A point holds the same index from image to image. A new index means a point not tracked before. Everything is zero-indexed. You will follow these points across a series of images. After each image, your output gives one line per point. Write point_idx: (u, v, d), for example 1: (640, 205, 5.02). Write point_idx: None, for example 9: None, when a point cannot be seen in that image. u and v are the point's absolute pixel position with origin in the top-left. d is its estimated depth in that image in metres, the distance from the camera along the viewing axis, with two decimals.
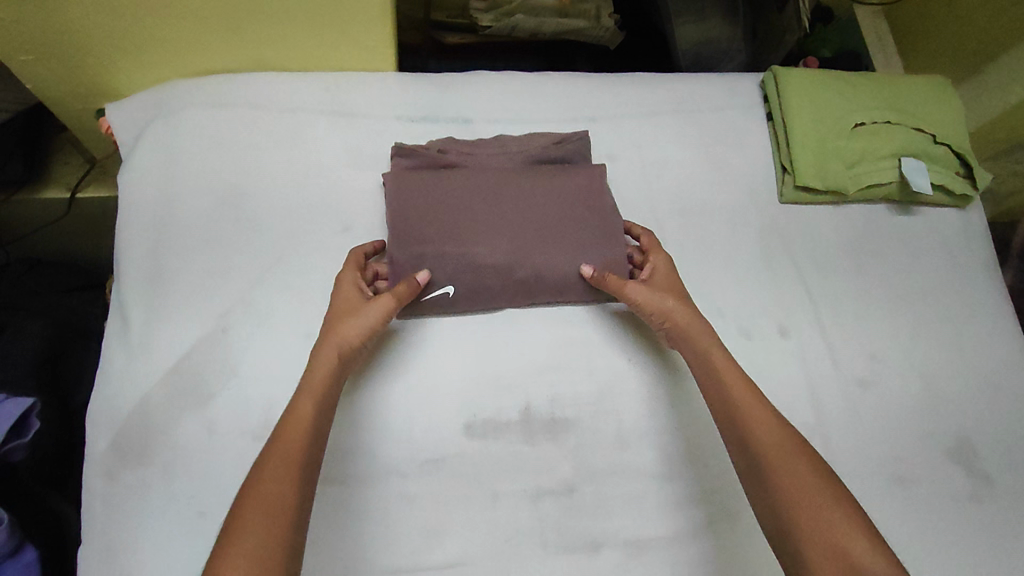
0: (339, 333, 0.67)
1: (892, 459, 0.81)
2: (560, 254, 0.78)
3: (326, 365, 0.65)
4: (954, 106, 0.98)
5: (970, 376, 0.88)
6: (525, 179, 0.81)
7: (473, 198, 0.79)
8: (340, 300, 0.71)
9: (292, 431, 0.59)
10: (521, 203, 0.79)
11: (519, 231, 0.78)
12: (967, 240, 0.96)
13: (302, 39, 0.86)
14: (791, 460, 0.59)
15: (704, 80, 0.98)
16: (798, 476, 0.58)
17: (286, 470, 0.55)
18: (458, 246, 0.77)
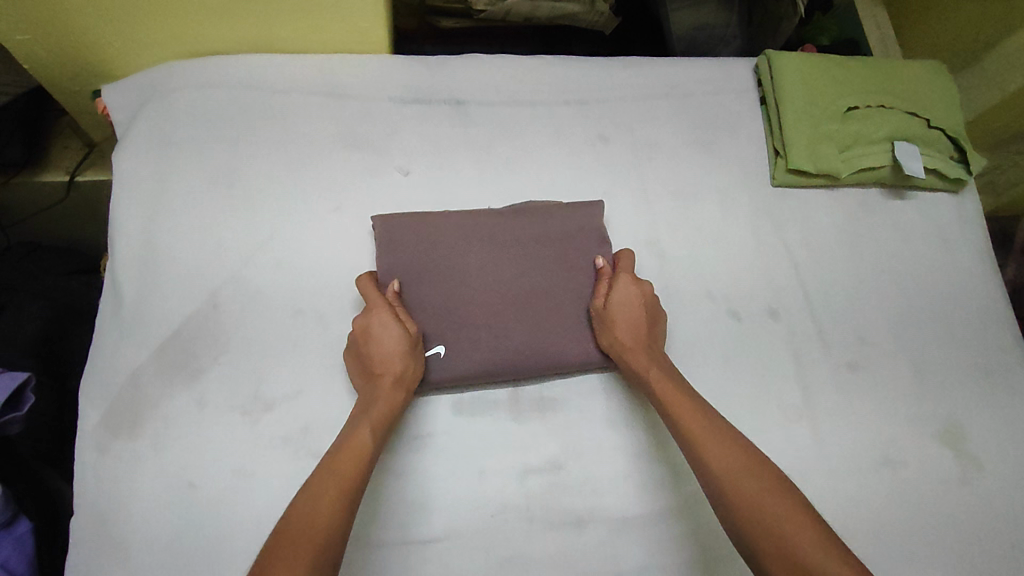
0: (397, 370, 0.69)
1: (881, 441, 0.81)
2: (545, 313, 0.77)
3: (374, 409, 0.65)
4: (950, 91, 0.97)
5: (962, 361, 0.87)
6: (509, 243, 0.79)
7: (465, 248, 0.78)
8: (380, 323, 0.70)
9: (342, 465, 0.59)
10: (508, 260, 0.78)
11: (506, 290, 0.77)
12: (960, 225, 0.95)
13: (295, 22, 0.87)
14: (722, 450, 0.61)
15: (697, 63, 0.98)
16: (729, 469, 0.59)
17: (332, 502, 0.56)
18: (442, 331, 0.74)
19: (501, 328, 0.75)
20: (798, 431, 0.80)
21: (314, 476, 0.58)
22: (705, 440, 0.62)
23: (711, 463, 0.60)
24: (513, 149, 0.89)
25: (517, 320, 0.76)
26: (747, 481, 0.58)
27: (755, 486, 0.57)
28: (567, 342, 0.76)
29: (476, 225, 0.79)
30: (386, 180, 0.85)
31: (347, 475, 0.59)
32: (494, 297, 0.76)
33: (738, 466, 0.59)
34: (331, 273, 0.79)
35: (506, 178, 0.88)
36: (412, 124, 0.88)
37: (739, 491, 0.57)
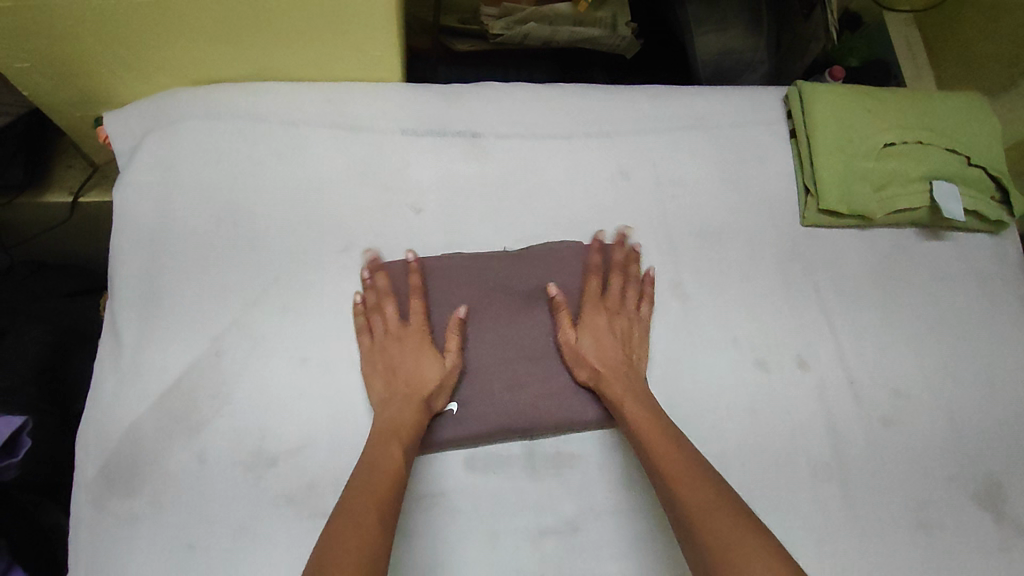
0: (417, 383, 0.69)
1: (915, 502, 0.77)
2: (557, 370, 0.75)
3: (401, 429, 0.66)
4: (992, 127, 0.92)
5: (1000, 416, 0.83)
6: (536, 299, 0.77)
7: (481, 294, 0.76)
8: (394, 346, 0.72)
9: (382, 475, 0.60)
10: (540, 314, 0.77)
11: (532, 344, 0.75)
12: (1000, 268, 0.91)
13: (305, 49, 0.83)
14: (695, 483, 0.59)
15: (724, 94, 0.94)
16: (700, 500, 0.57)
17: (372, 510, 0.56)
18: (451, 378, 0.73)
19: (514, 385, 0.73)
20: (828, 492, 0.76)
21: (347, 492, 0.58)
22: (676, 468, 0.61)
23: (685, 497, 0.58)
24: (530, 185, 0.85)
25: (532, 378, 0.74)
26: (717, 511, 0.55)
27: (724, 515, 0.54)
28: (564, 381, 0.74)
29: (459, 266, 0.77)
30: (397, 218, 0.81)
31: (384, 487, 0.59)
32: (507, 351, 0.74)
33: (710, 497, 0.57)
34: (338, 318, 0.75)
35: (522, 216, 0.84)
36: (425, 157, 0.84)
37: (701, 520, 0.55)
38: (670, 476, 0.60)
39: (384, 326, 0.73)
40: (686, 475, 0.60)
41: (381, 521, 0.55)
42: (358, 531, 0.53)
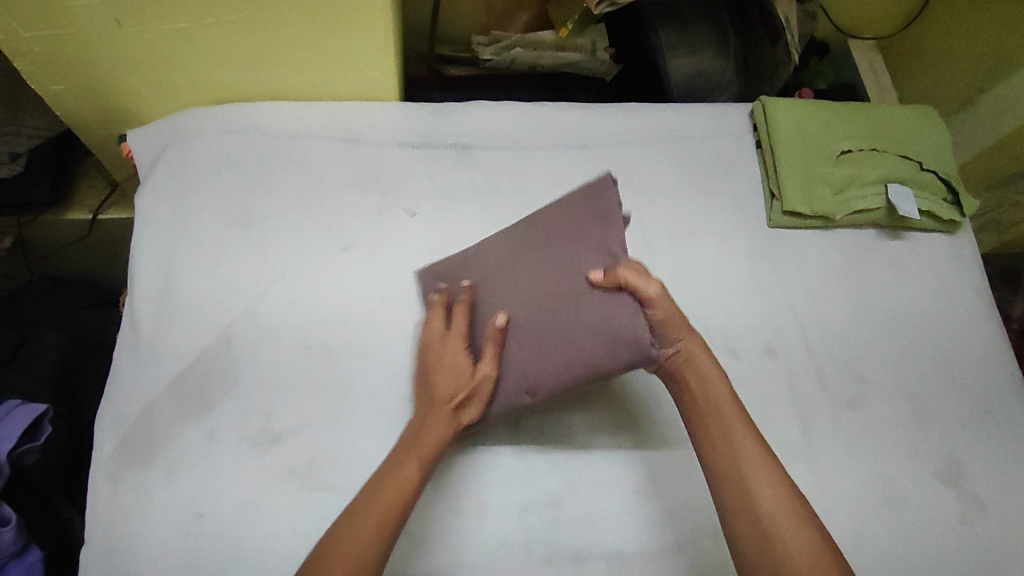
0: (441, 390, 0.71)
1: (880, 479, 0.81)
2: (578, 319, 0.68)
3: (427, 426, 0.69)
4: (941, 137, 1.00)
5: (960, 400, 0.88)
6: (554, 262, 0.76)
7: (508, 264, 0.75)
8: (430, 350, 0.74)
9: (394, 484, 0.63)
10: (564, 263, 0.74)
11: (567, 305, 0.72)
12: (956, 264, 0.97)
13: (311, 71, 0.92)
14: (767, 478, 0.59)
15: (694, 109, 1.02)
16: (768, 497, 0.58)
17: (376, 526, 0.60)
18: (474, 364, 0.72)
19: (541, 347, 0.70)
20: (798, 470, 0.80)
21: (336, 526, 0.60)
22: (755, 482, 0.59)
23: (766, 510, 0.58)
24: (516, 191, 0.93)
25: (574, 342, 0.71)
26: (785, 513, 0.57)
27: (787, 517, 0.57)
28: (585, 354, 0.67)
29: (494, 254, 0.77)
30: (395, 221, 0.89)
31: (395, 500, 0.62)
32: (529, 312, 0.71)
33: (779, 494, 0.58)
34: (339, 309, 0.82)
35: (510, 219, 0.91)
36: (421, 167, 0.92)
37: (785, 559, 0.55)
38: (739, 466, 0.60)
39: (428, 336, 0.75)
40: (758, 468, 0.60)
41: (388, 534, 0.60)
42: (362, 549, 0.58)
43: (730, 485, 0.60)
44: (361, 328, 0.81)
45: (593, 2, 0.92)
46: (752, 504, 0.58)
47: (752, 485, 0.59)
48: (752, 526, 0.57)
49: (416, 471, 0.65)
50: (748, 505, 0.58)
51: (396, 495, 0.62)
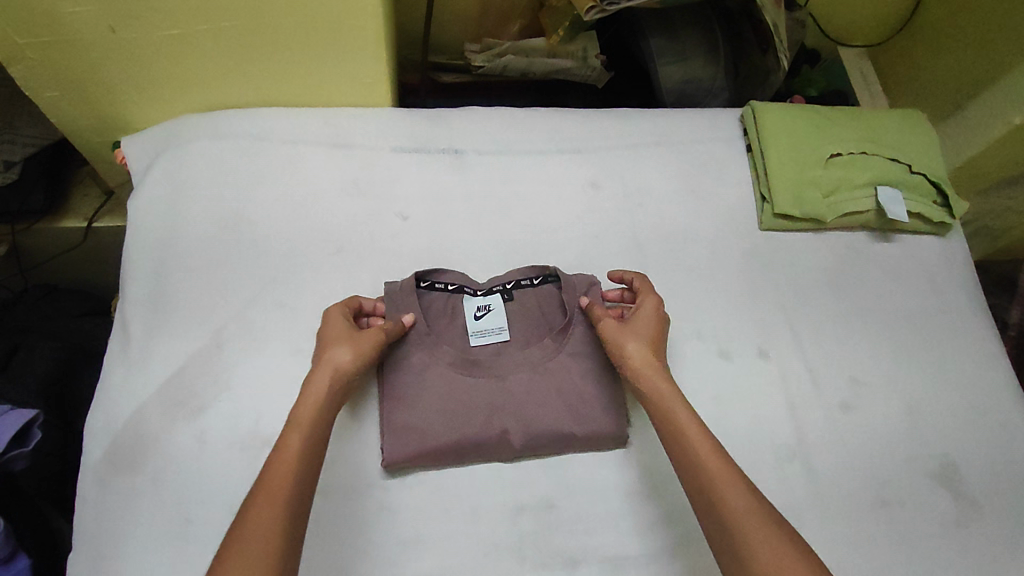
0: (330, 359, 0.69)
1: (875, 482, 0.81)
2: (439, 408, 0.75)
3: (314, 404, 0.66)
4: (929, 140, 1.01)
5: (954, 401, 0.87)
6: (484, 331, 0.81)
7: (427, 345, 0.77)
8: (327, 334, 0.72)
9: (279, 469, 0.59)
10: (502, 339, 0.81)
11: (519, 361, 0.78)
12: (947, 266, 0.97)
13: (304, 78, 0.93)
14: (736, 487, 0.60)
15: (684, 114, 1.03)
16: (740, 506, 0.58)
17: (272, 514, 0.55)
18: (439, 431, 0.74)
19: (449, 417, 0.74)
20: (791, 470, 0.80)
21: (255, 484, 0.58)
22: (719, 479, 0.61)
23: (728, 502, 0.59)
24: (508, 196, 0.94)
25: (522, 392, 0.76)
26: (756, 520, 0.57)
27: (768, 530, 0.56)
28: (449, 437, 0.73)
29: (421, 337, 0.78)
30: (386, 226, 0.89)
31: (284, 478, 0.58)
32: (439, 395, 0.75)
33: (748, 501, 0.59)
34: None
35: (502, 224, 0.92)
36: (413, 172, 0.93)
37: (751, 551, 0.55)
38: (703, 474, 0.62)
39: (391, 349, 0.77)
40: (727, 478, 0.61)
41: (282, 535, 0.55)
42: (263, 527, 0.54)
43: (701, 491, 0.61)
44: None
45: (583, 8, 0.92)
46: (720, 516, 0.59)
47: (724, 494, 0.60)
48: (724, 534, 0.58)
49: (297, 452, 0.61)
50: (718, 513, 0.59)
51: (282, 486, 0.58)
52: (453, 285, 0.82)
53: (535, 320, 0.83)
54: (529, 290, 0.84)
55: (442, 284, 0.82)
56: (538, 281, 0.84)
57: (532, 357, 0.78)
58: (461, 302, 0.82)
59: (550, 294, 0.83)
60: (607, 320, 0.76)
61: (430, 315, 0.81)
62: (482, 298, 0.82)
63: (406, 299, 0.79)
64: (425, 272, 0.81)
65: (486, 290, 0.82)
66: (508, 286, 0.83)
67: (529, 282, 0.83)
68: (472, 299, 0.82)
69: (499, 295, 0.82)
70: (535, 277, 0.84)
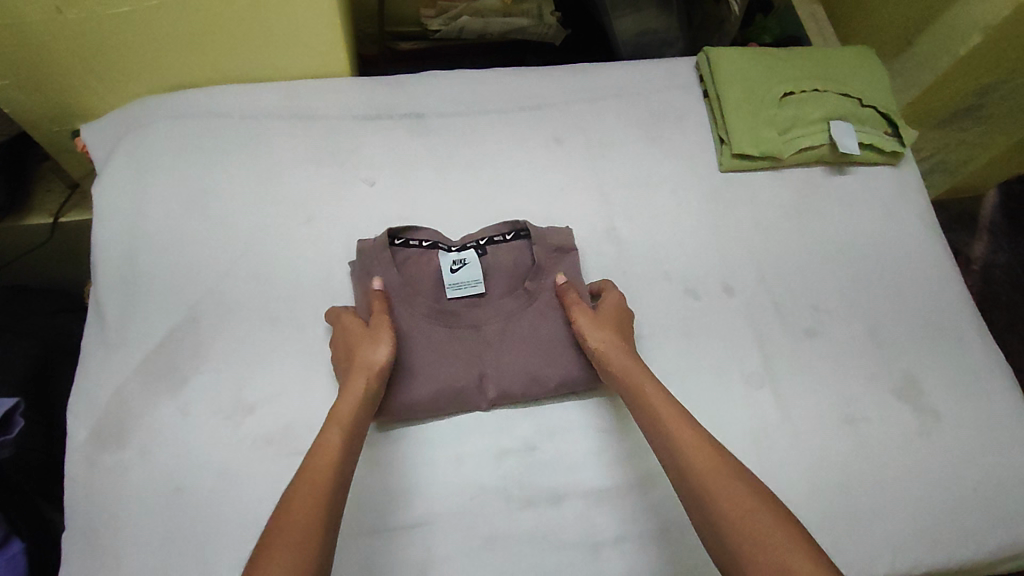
0: (363, 362, 0.72)
1: (841, 401, 0.84)
2: (429, 355, 0.77)
3: (354, 399, 0.69)
4: (878, 74, 1.04)
5: (912, 320, 0.91)
6: (461, 283, 0.81)
7: (404, 295, 0.79)
8: (353, 339, 0.75)
9: (319, 465, 0.62)
10: (479, 292, 0.82)
11: (495, 311, 0.80)
12: (902, 193, 1.01)
13: (260, 52, 0.92)
14: (689, 435, 0.66)
15: (642, 65, 1.05)
16: (725, 487, 0.61)
17: (313, 508, 0.58)
18: (429, 386, 0.76)
19: (433, 361, 0.77)
20: (761, 396, 0.83)
21: (289, 489, 0.60)
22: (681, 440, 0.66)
23: (690, 454, 0.64)
24: (474, 156, 0.95)
25: (499, 341, 0.79)
26: (717, 471, 0.62)
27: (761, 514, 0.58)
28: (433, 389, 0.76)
29: (399, 285, 0.80)
30: (355, 192, 0.90)
31: (325, 475, 0.61)
32: (424, 346, 0.78)
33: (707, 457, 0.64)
34: (306, 280, 0.83)
35: (469, 182, 0.93)
36: (378, 139, 0.94)
37: (726, 502, 0.60)
38: (688, 463, 0.64)
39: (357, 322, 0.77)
40: (709, 455, 0.64)
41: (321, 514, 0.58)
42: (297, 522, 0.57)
43: (668, 448, 0.66)
44: (329, 298, 0.83)
45: None
46: (709, 497, 0.61)
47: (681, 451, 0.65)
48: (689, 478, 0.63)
49: (334, 447, 0.64)
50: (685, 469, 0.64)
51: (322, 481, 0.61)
52: (427, 242, 0.83)
53: (510, 270, 0.84)
54: (503, 246, 0.84)
55: (417, 241, 0.83)
56: (510, 236, 0.85)
57: (507, 307, 0.81)
58: (437, 257, 0.83)
59: (522, 249, 0.84)
60: (579, 304, 0.79)
61: (406, 270, 0.82)
62: (457, 253, 0.82)
63: (376, 258, 0.80)
64: (398, 231, 0.83)
65: (460, 246, 0.83)
66: (482, 242, 0.84)
67: (502, 237, 0.85)
68: (447, 254, 0.82)
69: (473, 250, 0.83)
70: (508, 233, 0.85)
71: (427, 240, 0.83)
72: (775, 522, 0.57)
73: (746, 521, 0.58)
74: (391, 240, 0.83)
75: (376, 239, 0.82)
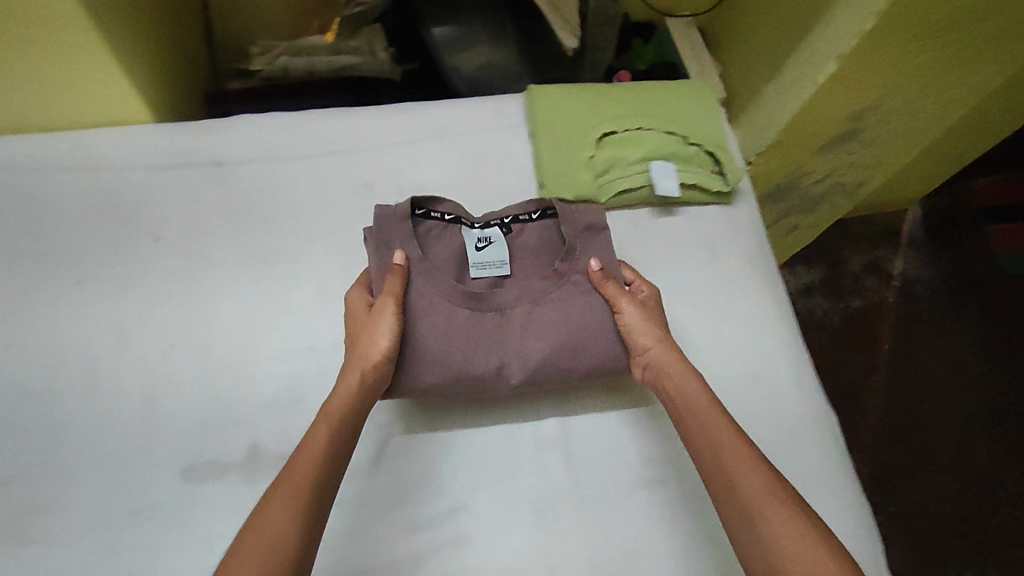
0: (363, 352, 0.74)
1: (638, 462, 0.81)
2: (472, 330, 0.78)
3: (347, 392, 0.73)
4: (708, 110, 1.01)
5: (727, 371, 0.87)
6: (485, 263, 0.84)
7: (432, 271, 0.81)
8: (354, 325, 0.77)
9: (304, 459, 0.67)
10: (504, 273, 0.85)
11: (522, 292, 0.81)
12: (731, 236, 0.96)
13: (41, 95, 0.88)
14: (736, 449, 0.69)
15: (467, 104, 1.01)
16: (773, 515, 0.63)
17: (290, 506, 0.63)
18: (438, 371, 0.77)
19: (447, 336, 0.78)
20: (551, 459, 0.80)
21: (273, 483, 0.65)
22: (721, 458, 0.69)
23: (722, 472, 0.68)
24: (276, 208, 0.91)
25: (523, 325, 0.80)
26: (763, 498, 0.65)
27: (769, 500, 0.64)
28: (468, 369, 0.77)
29: (423, 259, 0.81)
30: (139, 250, 0.87)
31: (306, 478, 0.65)
32: (433, 330, 0.78)
33: (759, 481, 0.66)
34: (74, 348, 0.81)
35: (266, 236, 0.90)
36: (171, 191, 0.90)
37: (765, 526, 0.63)
38: (712, 473, 0.69)
39: (360, 303, 0.79)
40: (762, 471, 0.67)
41: (304, 518, 0.62)
42: (279, 523, 0.61)
43: (716, 463, 0.69)
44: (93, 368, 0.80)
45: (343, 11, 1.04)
46: (758, 520, 0.64)
47: (729, 464, 0.68)
48: (735, 498, 0.66)
49: (321, 446, 0.68)
50: (734, 490, 0.66)
51: (306, 479, 0.65)
52: (450, 216, 0.86)
53: (539, 247, 0.87)
54: (527, 225, 0.88)
55: (437, 214, 0.86)
56: (536, 215, 0.89)
57: (534, 291, 0.82)
58: (459, 233, 0.86)
59: (551, 227, 0.88)
60: (624, 298, 0.80)
61: (427, 244, 0.84)
62: (481, 231, 0.86)
63: (390, 225, 0.82)
64: (422, 199, 0.85)
65: (484, 224, 0.86)
66: (507, 220, 0.88)
67: (528, 216, 0.88)
68: (470, 231, 0.86)
69: (497, 228, 0.87)
70: (535, 210, 0.89)
71: (450, 211, 0.86)
72: (802, 540, 0.61)
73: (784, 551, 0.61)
74: (413, 210, 0.85)
75: (390, 207, 0.84)
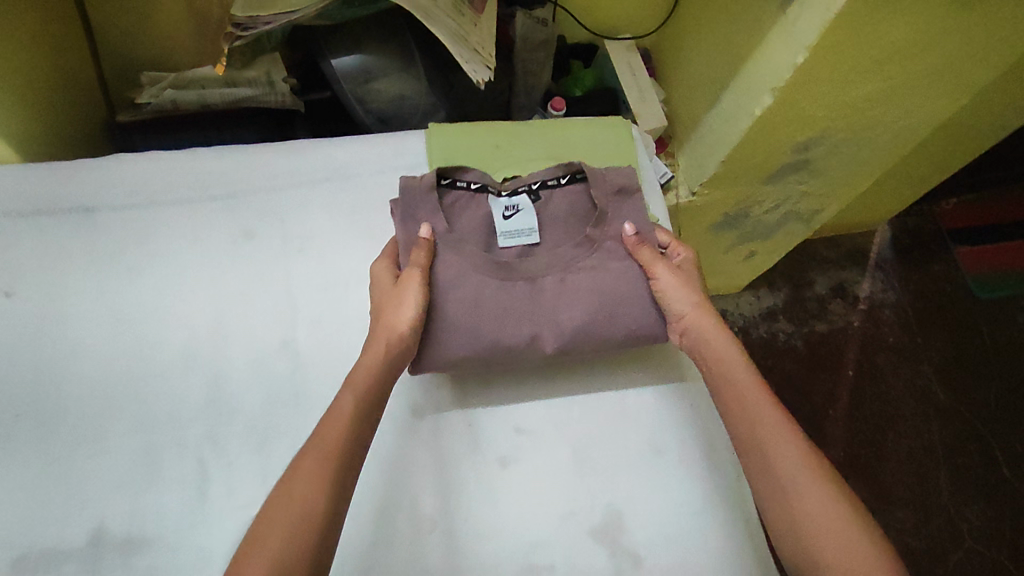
0: (390, 319, 0.74)
1: (527, 544, 0.75)
2: (512, 305, 0.78)
3: (376, 355, 0.73)
4: (621, 148, 0.95)
5: (630, 442, 0.81)
6: (513, 231, 0.83)
7: (459, 244, 0.80)
8: (381, 294, 0.77)
9: (333, 426, 0.67)
10: (533, 239, 0.83)
11: (553, 261, 0.81)
12: None
13: None
14: (774, 420, 0.70)
15: (363, 140, 0.93)
16: (806, 489, 0.65)
17: (326, 474, 0.64)
18: (463, 340, 0.77)
19: (473, 309, 0.77)
20: (431, 540, 0.74)
21: (300, 453, 0.66)
22: (760, 428, 0.69)
23: (763, 440, 0.69)
24: (145, 258, 0.84)
25: (555, 293, 0.80)
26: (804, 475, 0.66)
27: (803, 475, 0.66)
28: (508, 347, 0.77)
29: (449, 232, 0.81)
30: None
31: (336, 446, 0.66)
32: (458, 302, 0.78)
33: (796, 454, 0.67)
34: None
35: (131, 291, 0.82)
36: (27, 241, 0.83)
37: (797, 496, 0.65)
38: (748, 441, 0.70)
39: (387, 275, 0.79)
40: (793, 444, 0.68)
41: (331, 485, 0.64)
42: (311, 487, 0.63)
43: (748, 433, 0.70)
44: None
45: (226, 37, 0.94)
46: (787, 492, 0.66)
47: (762, 434, 0.69)
48: (768, 471, 0.68)
49: (351, 411, 0.69)
50: (768, 460, 0.68)
51: (335, 447, 0.66)
52: (477, 184, 0.85)
53: (569, 213, 0.85)
54: (557, 190, 0.87)
55: (465, 183, 0.85)
56: (565, 180, 0.87)
57: (567, 259, 0.81)
58: (487, 201, 0.85)
59: (579, 193, 0.87)
60: (660, 263, 0.79)
61: (455, 215, 0.83)
62: (509, 199, 0.85)
63: (413, 196, 0.82)
64: (449, 170, 0.85)
65: (512, 191, 0.85)
66: (535, 186, 0.86)
67: (558, 181, 0.87)
68: (498, 200, 0.85)
69: (526, 196, 0.86)
70: (563, 176, 0.87)
71: (478, 180, 0.85)
72: (834, 514, 0.63)
73: (814, 528, 0.63)
74: (438, 180, 0.84)
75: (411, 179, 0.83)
